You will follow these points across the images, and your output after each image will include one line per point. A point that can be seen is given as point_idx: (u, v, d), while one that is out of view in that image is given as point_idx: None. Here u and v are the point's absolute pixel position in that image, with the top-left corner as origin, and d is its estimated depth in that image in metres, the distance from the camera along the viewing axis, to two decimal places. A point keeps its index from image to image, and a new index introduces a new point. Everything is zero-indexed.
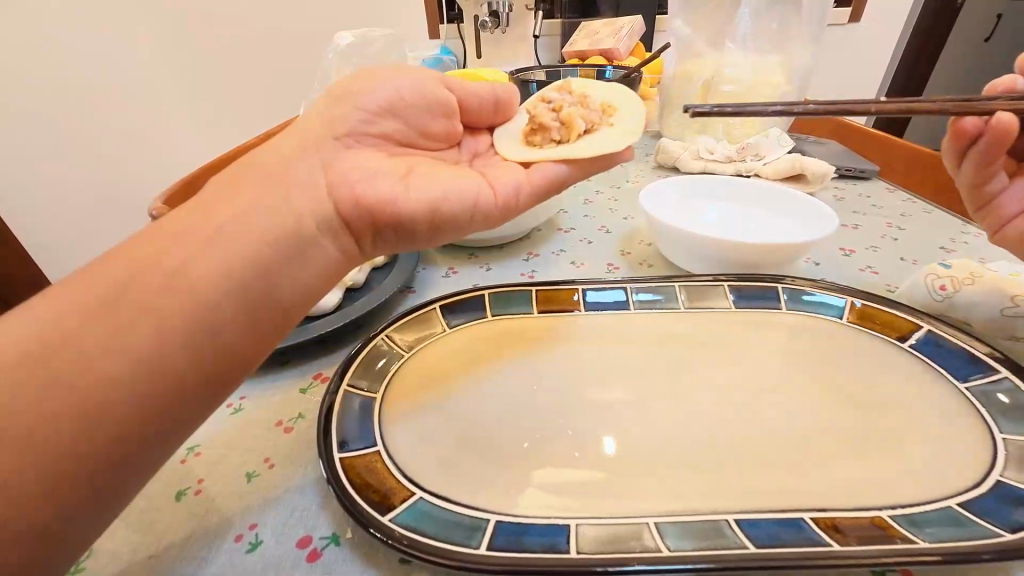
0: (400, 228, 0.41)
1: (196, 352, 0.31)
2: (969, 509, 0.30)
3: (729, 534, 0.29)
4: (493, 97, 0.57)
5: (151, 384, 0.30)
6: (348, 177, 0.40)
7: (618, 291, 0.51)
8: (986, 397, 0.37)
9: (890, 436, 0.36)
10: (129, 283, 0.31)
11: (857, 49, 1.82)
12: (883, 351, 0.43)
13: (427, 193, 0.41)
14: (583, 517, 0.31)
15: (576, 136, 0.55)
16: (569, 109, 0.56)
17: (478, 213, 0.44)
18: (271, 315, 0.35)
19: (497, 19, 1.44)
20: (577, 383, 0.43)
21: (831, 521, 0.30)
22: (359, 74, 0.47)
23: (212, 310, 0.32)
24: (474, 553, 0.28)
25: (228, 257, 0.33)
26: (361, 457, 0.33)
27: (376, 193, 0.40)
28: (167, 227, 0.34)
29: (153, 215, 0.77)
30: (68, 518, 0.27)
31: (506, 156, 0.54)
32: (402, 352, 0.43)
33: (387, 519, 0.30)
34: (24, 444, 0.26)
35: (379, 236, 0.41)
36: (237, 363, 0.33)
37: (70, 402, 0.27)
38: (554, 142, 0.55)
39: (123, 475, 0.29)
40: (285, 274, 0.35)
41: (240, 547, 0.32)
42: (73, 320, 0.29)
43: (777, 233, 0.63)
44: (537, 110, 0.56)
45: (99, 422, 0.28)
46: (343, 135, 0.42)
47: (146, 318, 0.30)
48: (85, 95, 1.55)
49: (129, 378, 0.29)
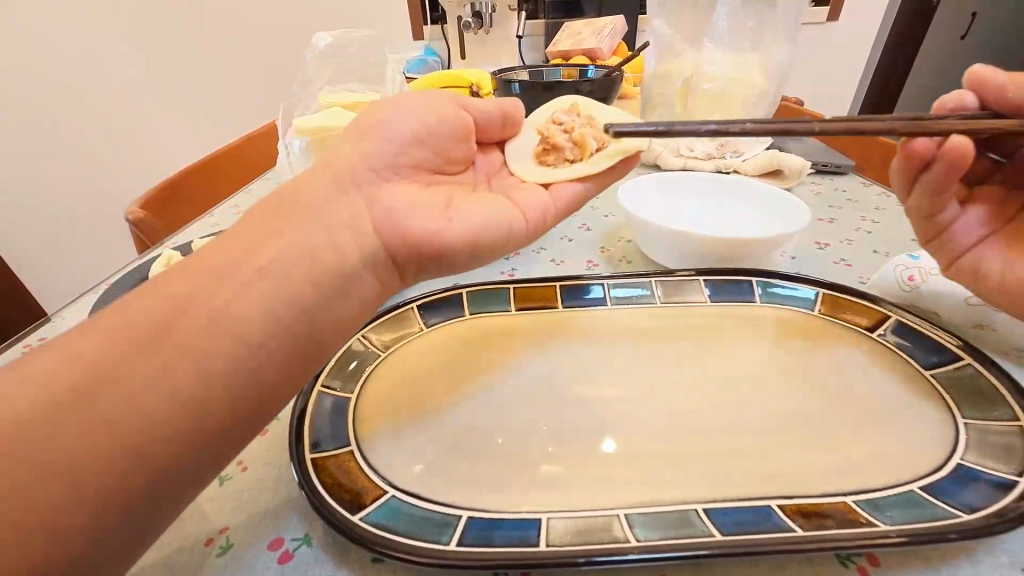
0: (442, 259, 0.41)
1: (235, 391, 0.31)
2: (929, 491, 0.31)
3: (697, 522, 0.29)
4: (500, 112, 0.54)
5: (193, 421, 0.29)
6: (388, 213, 0.39)
7: (596, 287, 0.51)
8: (948, 383, 0.38)
9: (859, 423, 0.37)
10: (180, 316, 0.31)
11: (835, 49, 1.85)
12: (853, 341, 0.44)
13: (466, 223, 0.42)
14: (555, 510, 0.31)
15: (589, 155, 0.53)
16: (581, 129, 0.54)
17: (512, 236, 0.45)
18: (309, 356, 0.35)
19: (481, 20, 1.45)
20: (553, 379, 0.43)
21: (798, 507, 0.30)
22: (376, 108, 0.46)
23: (254, 349, 0.32)
24: (444, 549, 0.28)
25: (275, 297, 0.33)
26: (333, 457, 0.33)
27: (422, 231, 0.40)
28: (210, 253, 0.34)
29: (130, 217, 0.76)
30: (103, 550, 0.27)
31: (522, 180, 0.52)
32: (377, 352, 0.43)
33: (358, 518, 0.29)
34: (70, 473, 0.26)
35: (422, 268, 0.41)
36: (267, 398, 0.33)
37: (107, 439, 0.27)
38: (568, 161, 0.53)
39: (158, 510, 0.29)
40: (324, 313, 0.35)
41: (211, 551, 0.31)
42: (126, 349, 0.29)
43: (756, 229, 0.63)
44: (548, 130, 0.54)
45: (130, 460, 0.27)
46: (379, 168, 0.42)
47: (180, 357, 0.30)
48: (82, 95, 1.57)
49: (171, 413, 0.29)
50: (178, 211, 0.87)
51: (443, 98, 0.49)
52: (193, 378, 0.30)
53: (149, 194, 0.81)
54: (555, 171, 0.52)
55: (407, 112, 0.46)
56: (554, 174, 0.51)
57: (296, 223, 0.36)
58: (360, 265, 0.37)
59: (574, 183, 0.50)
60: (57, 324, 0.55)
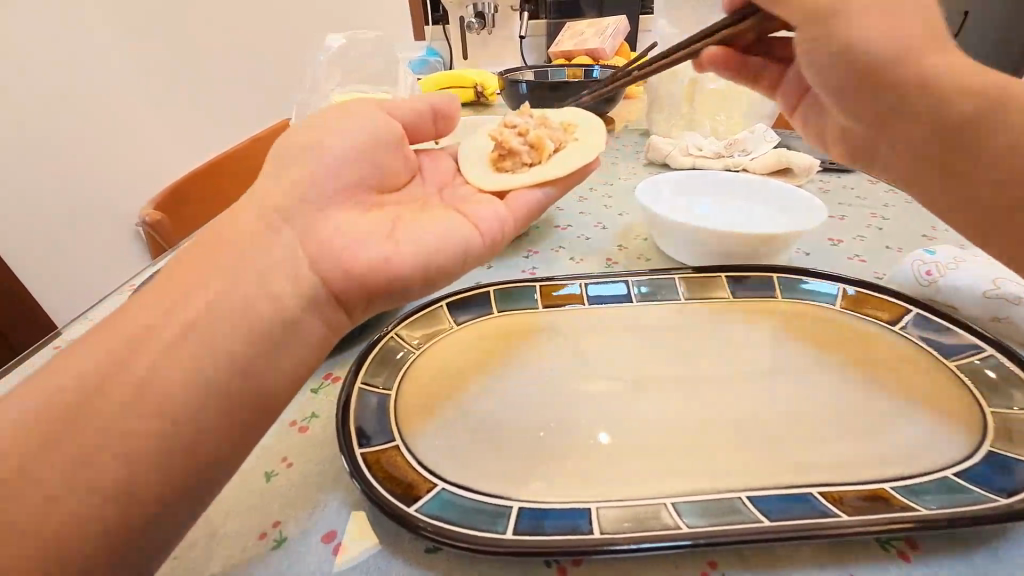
0: (394, 290, 0.42)
1: (243, 393, 0.34)
2: (965, 478, 0.32)
3: (743, 510, 0.30)
4: (428, 110, 0.54)
5: (205, 421, 0.32)
6: (332, 246, 0.40)
7: (619, 284, 0.52)
8: (974, 373, 0.39)
9: (888, 411, 0.38)
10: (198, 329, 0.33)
11: (831, 48, 1.87)
12: (876, 333, 0.45)
13: (414, 246, 0.42)
14: (603, 501, 0.32)
15: (546, 157, 0.55)
16: (535, 132, 0.56)
17: (469, 255, 0.45)
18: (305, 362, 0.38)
19: (482, 21, 1.47)
20: (585, 374, 0.44)
21: (838, 494, 0.31)
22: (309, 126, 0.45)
23: (254, 356, 0.35)
24: (501, 537, 0.29)
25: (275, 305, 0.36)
26: (382, 451, 0.34)
27: (371, 257, 0.40)
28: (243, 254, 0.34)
29: (144, 221, 0.77)
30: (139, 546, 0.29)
31: (478, 187, 0.53)
32: (412, 349, 0.44)
33: (414, 509, 0.30)
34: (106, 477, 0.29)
35: (374, 301, 0.42)
36: (276, 395, 0.36)
37: (136, 443, 0.30)
38: (526, 165, 0.55)
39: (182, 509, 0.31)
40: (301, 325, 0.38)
41: (267, 544, 0.32)
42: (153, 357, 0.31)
43: (767, 223, 0.65)
44: (504, 136, 0.56)
45: (167, 458, 0.30)
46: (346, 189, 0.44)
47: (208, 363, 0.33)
48: None
49: (191, 415, 0.32)
50: (188, 214, 0.88)
51: (379, 114, 0.50)
52: (198, 379, 0.32)
53: (161, 197, 0.82)
54: (509, 176, 0.54)
55: (359, 127, 0.47)
56: (513, 179, 0.53)
57: (305, 240, 0.40)
58: None
59: (533, 189, 0.51)
60: (82, 327, 0.54)
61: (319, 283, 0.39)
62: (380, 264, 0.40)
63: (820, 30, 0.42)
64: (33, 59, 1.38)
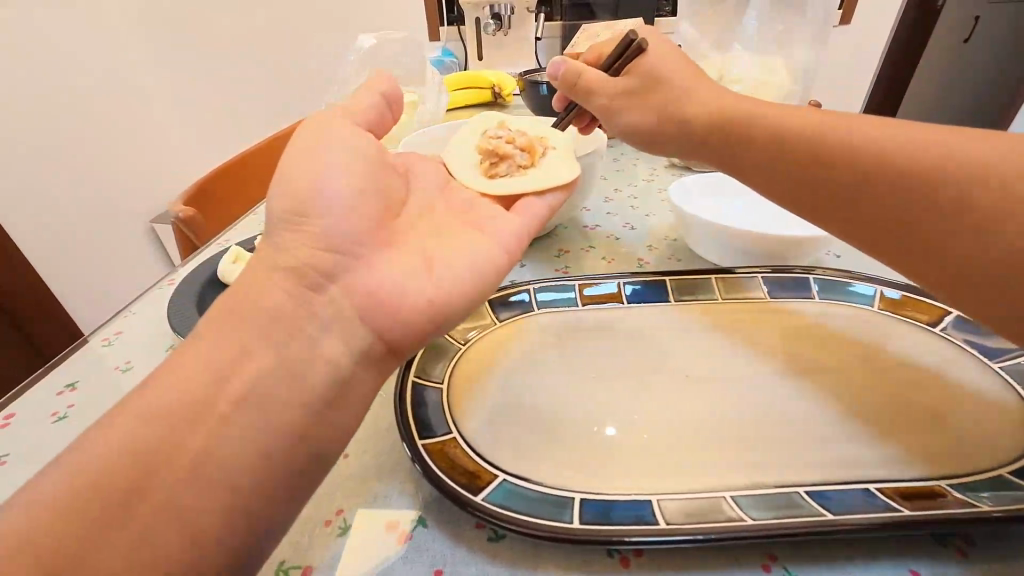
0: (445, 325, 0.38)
1: None
2: (1018, 475, 0.32)
3: (803, 504, 0.31)
4: (384, 103, 0.45)
5: None
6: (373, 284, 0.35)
7: (658, 284, 0.53)
8: (1017, 373, 0.40)
9: (934, 410, 0.38)
10: None
11: (845, 52, 1.87)
12: (917, 333, 0.45)
13: (453, 270, 0.39)
14: (662, 494, 0.33)
15: (538, 160, 0.58)
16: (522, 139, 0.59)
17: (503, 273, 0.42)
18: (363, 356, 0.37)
19: (499, 22, 1.45)
20: (629, 371, 0.44)
21: (892, 490, 0.32)
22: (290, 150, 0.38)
23: None
24: (569, 526, 0.30)
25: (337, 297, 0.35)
26: (442, 442, 0.35)
27: (420, 286, 0.37)
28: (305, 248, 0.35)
29: (176, 216, 0.77)
30: None
31: (481, 193, 0.52)
32: (458, 344, 0.45)
33: (480, 499, 0.31)
34: None
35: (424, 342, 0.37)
36: None
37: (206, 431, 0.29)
38: (520, 168, 0.57)
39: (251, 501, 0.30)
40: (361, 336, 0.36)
41: (333, 532, 0.33)
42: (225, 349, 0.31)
43: (798, 226, 0.65)
44: (494, 144, 0.58)
45: None
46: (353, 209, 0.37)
47: None
48: None
49: None
50: (214, 209, 0.88)
51: (347, 124, 0.41)
52: None
53: (189, 191, 0.82)
54: (505, 179, 0.54)
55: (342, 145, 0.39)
56: (512, 183, 0.54)
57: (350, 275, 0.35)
58: (439, 262, 0.39)
59: (537, 193, 0.52)
60: (127, 318, 0.58)
61: (370, 305, 0.35)
62: (424, 306, 0.36)
63: (687, 93, 0.47)
64: (34, 59, 1.19)
